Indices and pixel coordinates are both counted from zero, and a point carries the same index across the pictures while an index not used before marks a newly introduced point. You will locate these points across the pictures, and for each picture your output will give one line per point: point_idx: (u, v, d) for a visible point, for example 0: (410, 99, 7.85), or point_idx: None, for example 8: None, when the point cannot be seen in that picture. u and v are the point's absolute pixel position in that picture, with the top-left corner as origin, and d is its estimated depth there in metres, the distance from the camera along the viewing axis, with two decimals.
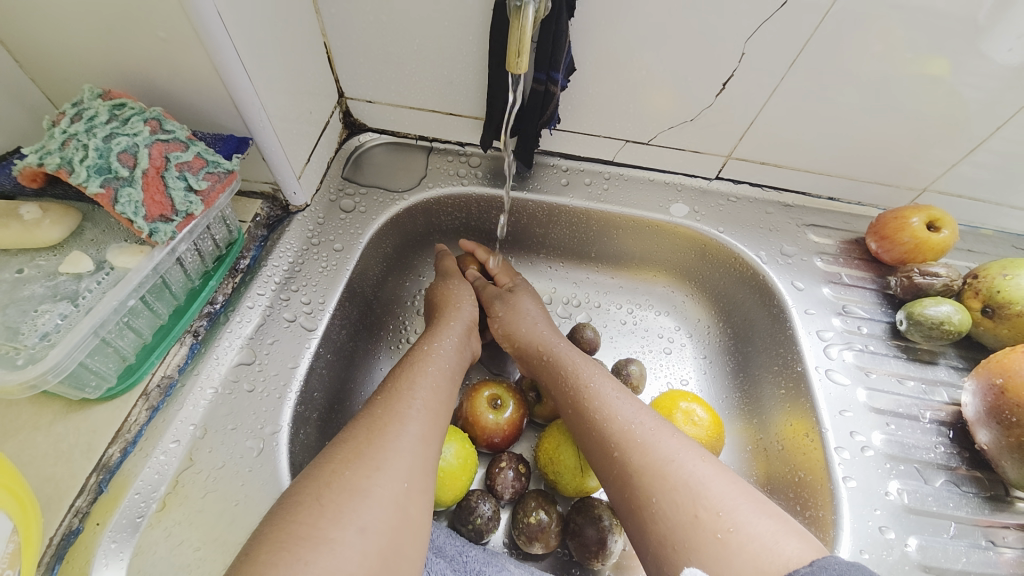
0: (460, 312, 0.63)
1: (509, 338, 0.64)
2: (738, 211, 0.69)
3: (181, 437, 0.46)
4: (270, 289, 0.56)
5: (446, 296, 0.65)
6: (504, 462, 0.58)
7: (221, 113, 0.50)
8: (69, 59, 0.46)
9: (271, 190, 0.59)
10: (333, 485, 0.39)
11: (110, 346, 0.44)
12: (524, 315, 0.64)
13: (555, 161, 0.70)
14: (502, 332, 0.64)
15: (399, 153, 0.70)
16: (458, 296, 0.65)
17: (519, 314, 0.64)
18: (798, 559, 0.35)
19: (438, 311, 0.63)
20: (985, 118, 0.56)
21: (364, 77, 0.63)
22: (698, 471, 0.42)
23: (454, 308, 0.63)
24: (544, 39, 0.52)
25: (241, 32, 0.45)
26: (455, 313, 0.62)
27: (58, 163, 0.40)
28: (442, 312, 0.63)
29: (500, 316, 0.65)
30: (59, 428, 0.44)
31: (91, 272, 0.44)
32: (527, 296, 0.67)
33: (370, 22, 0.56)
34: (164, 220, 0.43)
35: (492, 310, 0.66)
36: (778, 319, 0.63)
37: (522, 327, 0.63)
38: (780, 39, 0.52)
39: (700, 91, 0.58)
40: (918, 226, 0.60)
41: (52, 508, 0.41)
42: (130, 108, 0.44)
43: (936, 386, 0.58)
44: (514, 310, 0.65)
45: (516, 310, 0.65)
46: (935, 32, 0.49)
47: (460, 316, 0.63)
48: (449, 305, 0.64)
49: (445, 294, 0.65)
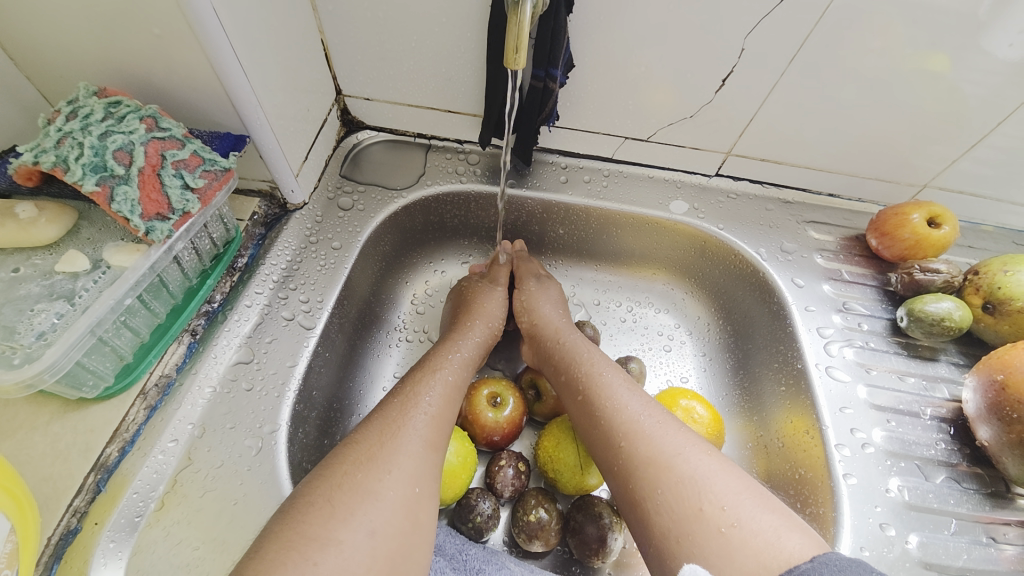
0: (487, 327, 0.62)
1: (529, 315, 0.64)
2: (737, 208, 0.69)
3: (179, 436, 0.46)
4: (269, 288, 0.55)
5: (478, 304, 0.64)
6: (504, 460, 0.57)
7: (218, 111, 0.49)
8: (65, 57, 0.46)
9: (269, 188, 0.59)
10: (344, 486, 0.39)
11: (107, 345, 0.44)
12: (547, 298, 0.66)
13: (554, 159, 0.70)
14: (522, 304, 0.65)
15: (398, 151, 0.70)
16: (488, 309, 0.64)
17: (544, 296, 0.66)
18: (800, 555, 0.35)
19: (468, 317, 0.62)
20: (985, 114, 0.56)
21: (362, 74, 0.62)
22: (701, 466, 0.42)
23: (482, 322, 0.62)
24: (542, 35, 0.52)
25: (238, 29, 0.45)
26: (483, 327, 0.62)
27: (53, 161, 0.40)
28: (469, 320, 0.62)
29: (528, 290, 0.66)
30: (56, 428, 0.44)
31: (88, 271, 0.44)
32: (556, 285, 0.68)
33: (368, 18, 0.56)
34: (161, 218, 0.43)
35: (523, 283, 0.67)
36: (778, 316, 0.63)
37: (545, 308, 0.64)
38: (779, 35, 0.51)
39: (699, 87, 0.58)
40: (919, 222, 0.60)
41: (50, 508, 0.41)
42: (126, 105, 0.44)
43: (937, 383, 0.58)
44: (541, 293, 0.66)
45: (541, 293, 0.66)
46: (936, 28, 0.49)
47: (483, 328, 0.62)
48: (478, 316, 0.63)
49: (477, 300, 0.65)
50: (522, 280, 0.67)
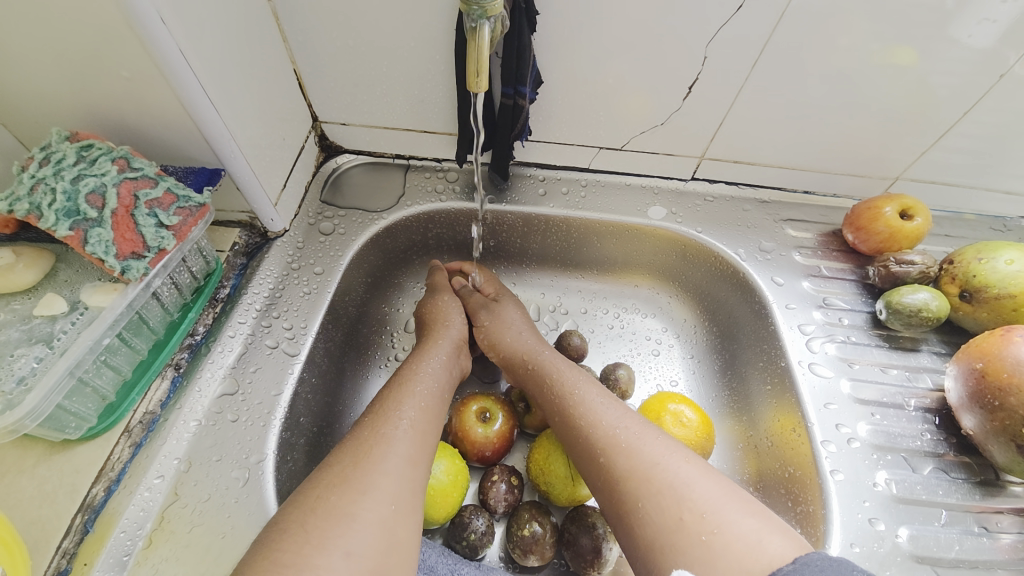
0: (452, 333, 0.63)
1: (494, 347, 0.64)
2: (715, 210, 0.69)
3: (165, 472, 0.46)
4: (251, 317, 0.56)
5: (438, 316, 0.65)
6: (496, 475, 0.57)
7: (191, 147, 0.50)
8: (36, 104, 0.47)
9: (249, 218, 0.59)
10: (319, 511, 0.40)
11: (88, 386, 0.44)
12: (509, 324, 0.65)
13: (532, 172, 0.71)
14: (486, 341, 0.65)
15: (377, 173, 0.71)
16: (451, 320, 0.64)
17: (505, 322, 0.65)
18: (781, 558, 0.35)
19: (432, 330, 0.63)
20: (952, 104, 0.56)
21: (336, 101, 0.63)
22: (682, 473, 0.42)
23: (454, 334, 0.63)
24: (508, 55, 0.53)
25: (205, 66, 0.45)
26: (455, 338, 0.62)
27: (27, 209, 0.40)
28: (437, 331, 0.63)
29: (486, 326, 0.65)
30: (43, 470, 0.44)
31: (66, 313, 0.44)
32: (512, 305, 0.68)
33: (338, 46, 0.57)
34: (136, 257, 0.44)
35: (478, 319, 0.66)
36: (761, 315, 0.63)
37: (508, 336, 0.64)
38: (743, 39, 0.52)
39: (669, 94, 0.59)
40: (892, 215, 0.61)
41: (39, 550, 0.41)
42: (98, 148, 0.45)
43: (920, 373, 0.58)
44: (503, 318, 0.66)
45: (501, 321, 0.65)
46: (900, 21, 0.50)
47: (455, 338, 0.62)
48: (450, 330, 0.63)
49: (433, 311, 0.66)
50: (475, 316, 0.67)
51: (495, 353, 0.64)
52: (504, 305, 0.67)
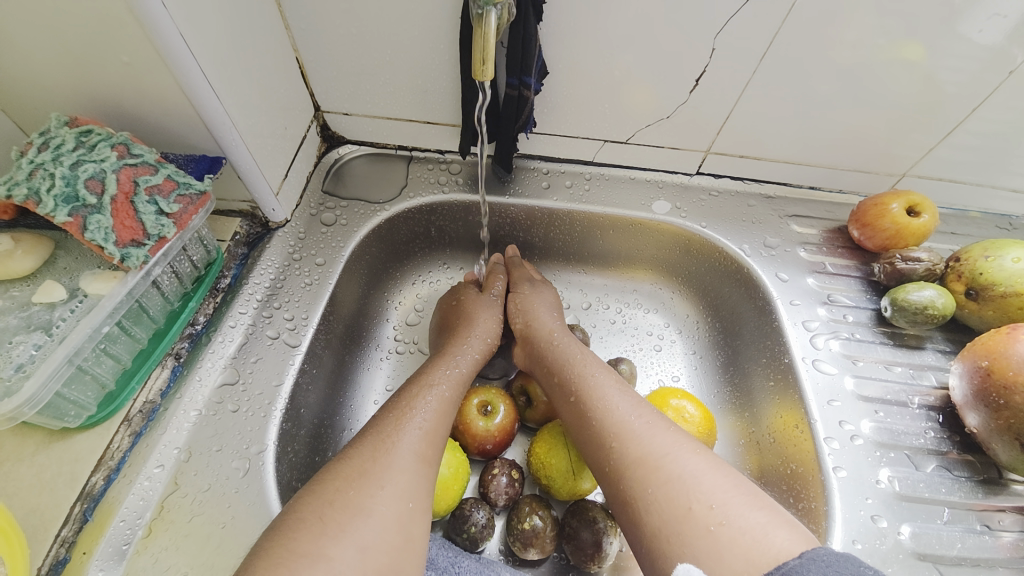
0: (476, 331, 0.62)
1: (522, 319, 0.64)
2: (719, 205, 0.69)
3: (165, 462, 0.46)
4: (252, 307, 0.56)
5: (467, 310, 0.65)
6: (497, 468, 0.57)
7: (193, 134, 0.49)
8: (35, 89, 0.46)
9: (250, 208, 0.59)
10: (336, 503, 0.39)
11: (87, 374, 0.44)
12: (542, 302, 0.66)
13: (536, 164, 0.70)
14: (517, 310, 0.65)
15: (380, 164, 0.70)
16: (484, 316, 0.64)
17: (539, 301, 0.66)
18: (787, 552, 0.35)
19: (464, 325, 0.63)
20: (960, 101, 0.56)
21: (338, 90, 0.63)
22: (689, 465, 0.42)
23: (476, 326, 0.63)
24: (514, 44, 0.52)
25: (206, 51, 0.45)
26: (478, 334, 0.62)
27: (25, 194, 0.40)
28: (465, 327, 0.62)
29: (522, 294, 0.66)
30: (42, 458, 0.44)
31: (65, 300, 0.44)
32: (551, 290, 0.68)
33: (341, 35, 0.56)
34: (136, 244, 0.43)
35: (518, 288, 0.67)
36: (765, 311, 0.63)
37: (540, 313, 0.64)
38: (751, 32, 0.52)
39: (675, 87, 0.58)
40: (898, 212, 0.60)
41: (38, 538, 0.41)
42: (97, 134, 0.44)
43: (924, 371, 0.58)
44: (535, 297, 0.66)
45: (535, 298, 0.66)
46: (909, 16, 0.49)
47: (478, 339, 0.62)
48: (472, 324, 0.63)
49: (467, 303, 0.65)
50: (517, 285, 0.68)
51: (520, 324, 0.64)
52: (541, 287, 0.68)
